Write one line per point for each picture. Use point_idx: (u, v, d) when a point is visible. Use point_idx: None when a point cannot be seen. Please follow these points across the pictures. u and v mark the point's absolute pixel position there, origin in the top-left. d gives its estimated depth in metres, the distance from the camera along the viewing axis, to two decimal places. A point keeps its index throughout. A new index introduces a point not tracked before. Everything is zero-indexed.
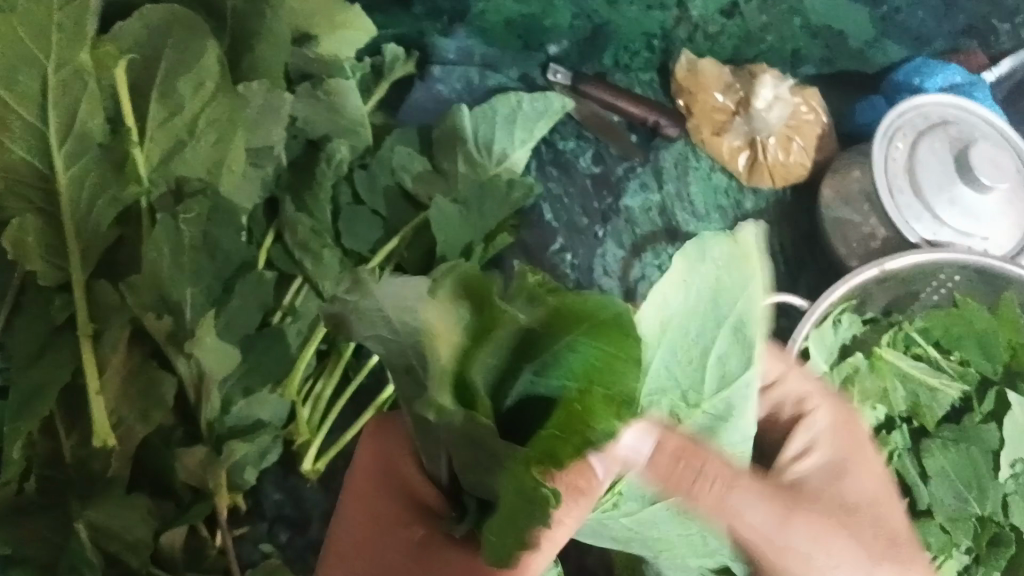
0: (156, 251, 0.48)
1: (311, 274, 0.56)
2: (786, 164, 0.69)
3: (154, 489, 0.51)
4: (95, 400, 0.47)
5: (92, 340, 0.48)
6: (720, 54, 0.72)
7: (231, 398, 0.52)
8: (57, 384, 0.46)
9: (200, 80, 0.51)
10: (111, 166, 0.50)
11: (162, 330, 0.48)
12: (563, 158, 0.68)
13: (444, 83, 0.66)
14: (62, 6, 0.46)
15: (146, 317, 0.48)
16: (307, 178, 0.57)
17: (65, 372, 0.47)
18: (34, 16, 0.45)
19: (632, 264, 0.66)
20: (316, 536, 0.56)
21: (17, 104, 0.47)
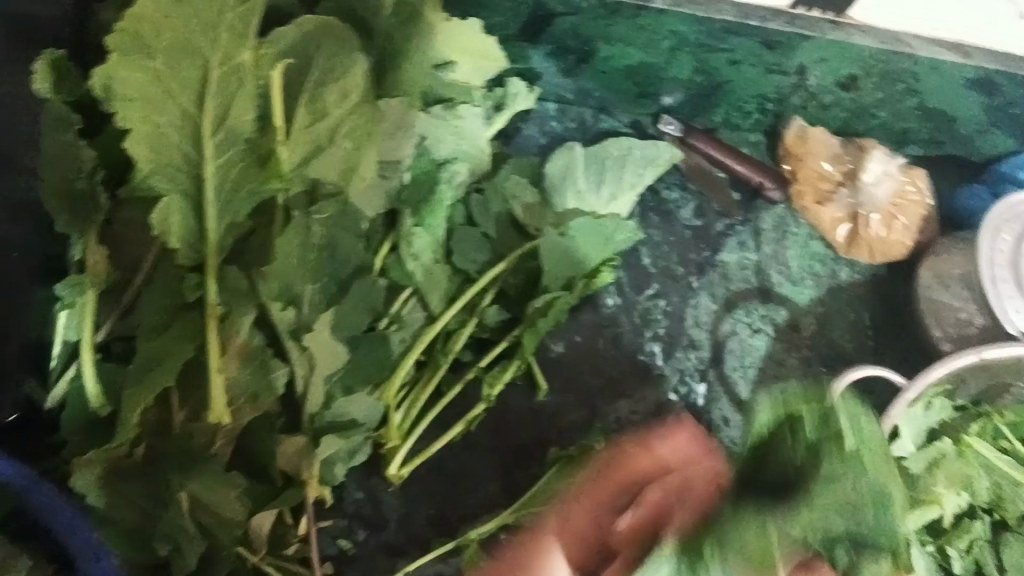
0: (286, 246, 0.50)
1: (420, 286, 0.58)
2: (886, 241, 0.69)
3: (249, 470, 0.53)
4: (215, 379, 0.50)
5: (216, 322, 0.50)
6: (831, 124, 0.72)
7: (333, 394, 0.54)
8: (178, 358, 0.49)
9: (346, 90, 0.53)
10: (256, 160, 0.52)
11: (284, 321, 0.51)
12: (666, 206, 0.69)
13: (558, 121, 0.70)
14: (234, 7, 0.49)
15: (274, 308, 0.51)
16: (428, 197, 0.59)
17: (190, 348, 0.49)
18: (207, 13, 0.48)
19: (724, 319, 0.67)
20: (389, 537, 0.58)
21: (178, 91, 0.49)
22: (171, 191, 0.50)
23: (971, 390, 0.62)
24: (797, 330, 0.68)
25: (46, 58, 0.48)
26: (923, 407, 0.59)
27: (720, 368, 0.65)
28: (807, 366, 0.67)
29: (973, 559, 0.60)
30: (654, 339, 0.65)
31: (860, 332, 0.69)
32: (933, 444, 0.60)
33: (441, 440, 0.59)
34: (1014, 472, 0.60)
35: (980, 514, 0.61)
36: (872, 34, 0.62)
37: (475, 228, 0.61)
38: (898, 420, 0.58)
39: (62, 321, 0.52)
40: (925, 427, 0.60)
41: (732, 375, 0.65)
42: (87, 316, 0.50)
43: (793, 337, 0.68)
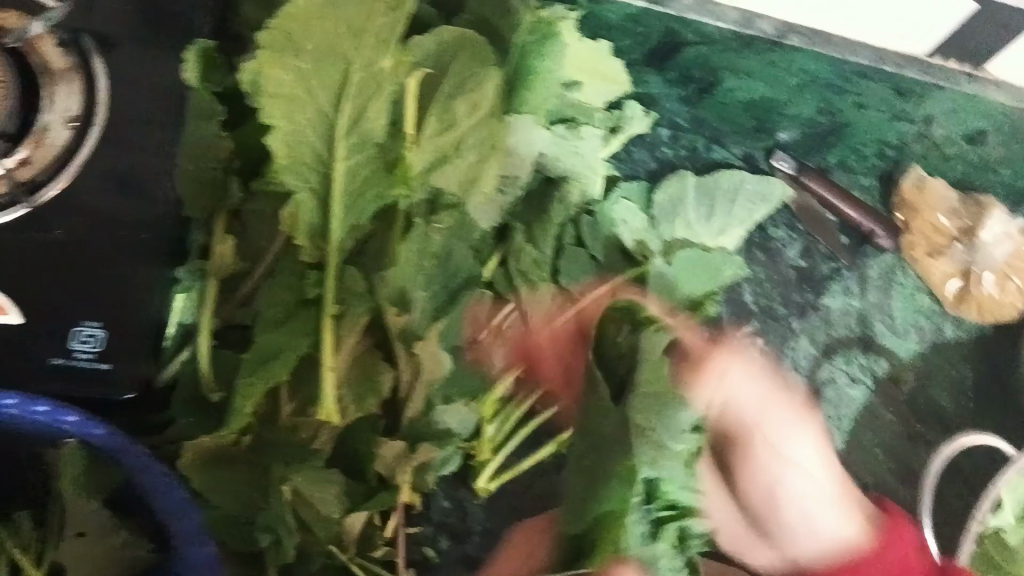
0: (409, 249, 0.52)
1: (524, 301, 0.59)
2: (998, 302, 0.69)
3: (348, 470, 0.54)
4: (327, 376, 0.51)
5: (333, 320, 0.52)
6: (949, 173, 0.69)
7: (432, 403, 0.54)
8: (295, 351, 0.50)
9: (477, 102, 0.54)
10: (382, 164, 0.53)
11: (397, 326, 0.52)
12: (771, 244, 0.67)
13: (669, 147, 0.67)
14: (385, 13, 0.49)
15: (390, 312, 0.51)
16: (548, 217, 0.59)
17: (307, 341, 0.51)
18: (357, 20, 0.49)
19: (823, 365, 0.66)
20: (473, 549, 0.58)
21: (314, 91, 0.49)
22: (300, 188, 0.51)
23: None
24: (896, 384, 0.66)
25: (198, 47, 0.51)
26: None
27: (814, 414, 0.65)
28: (904, 423, 0.66)
29: None
30: None
31: (960, 392, 0.67)
32: None
33: (532, 457, 0.60)
34: None
35: None
36: (993, 89, 0.68)
37: (583, 249, 0.62)
38: None
39: (178, 303, 0.54)
40: None
41: (827, 424, 0.65)
42: (207, 302, 0.52)
43: (892, 391, 0.66)
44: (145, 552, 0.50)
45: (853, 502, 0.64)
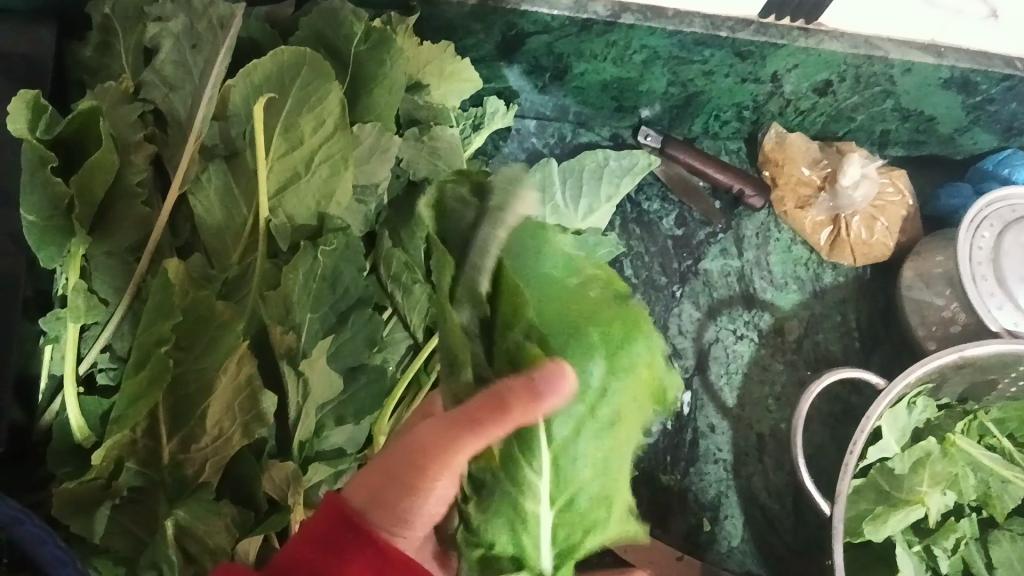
0: (294, 275, 0.53)
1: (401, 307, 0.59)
2: (869, 243, 0.69)
3: (237, 497, 0.54)
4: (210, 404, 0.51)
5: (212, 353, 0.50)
6: (810, 129, 0.73)
7: (323, 423, 0.55)
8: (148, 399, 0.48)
9: (321, 117, 0.54)
10: (243, 192, 0.55)
11: (284, 345, 0.53)
12: (646, 218, 0.70)
13: (537, 138, 0.71)
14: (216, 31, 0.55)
15: (274, 330, 0.53)
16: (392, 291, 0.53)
17: (92, 351, 0.53)
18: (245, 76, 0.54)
19: (707, 326, 0.67)
20: None
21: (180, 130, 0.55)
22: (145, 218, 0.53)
23: (955, 390, 0.59)
24: (782, 335, 0.68)
25: (23, 95, 0.49)
26: (906, 409, 0.56)
27: (703, 375, 0.66)
28: (792, 371, 0.67)
29: (960, 556, 0.58)
30: None
31: (846, 335, 0.69)
32: (916, 444, 0.57)
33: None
34: (1000, 470, 0.58)
35: (967, 511, 0.59)
36: (842, 39, 0.62)
37: None
38: (883, 421, 0.55)
39: (48, 354, 0.53)
40: (910, 426, 0.57)
41: (717, 382, 0.66)
42: (68, 352, 0.51)
43: (778, 342, 0.68)
44: None
45: (757, 459, 0.64)
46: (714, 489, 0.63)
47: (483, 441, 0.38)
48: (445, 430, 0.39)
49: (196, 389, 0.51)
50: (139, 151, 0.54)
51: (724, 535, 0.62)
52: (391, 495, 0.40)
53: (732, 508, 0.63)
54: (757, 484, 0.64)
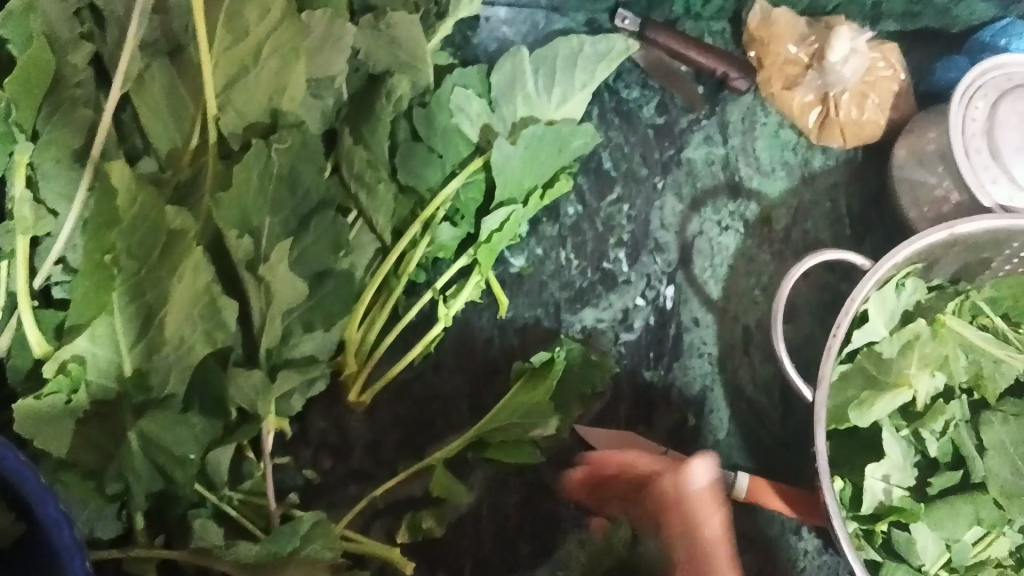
0: (245, 174, 0.50)
1: (365, 208, 0.56)
2: (859, 123, 0.66)
3: (204, 406, 0.52)
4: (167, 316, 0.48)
5: (165, 254, 0.48)
6: (796, 5, 0.69)
7: (291, 331, 0.54)
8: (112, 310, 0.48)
9: (266, 7, 0.51)
10: (191, 92, 0.53)
11: (240, 251, 0.50)
12: (626, 107, 0.66)
13: (509, 25, 0.67)
14: None
15: (230, 236, 0.50)
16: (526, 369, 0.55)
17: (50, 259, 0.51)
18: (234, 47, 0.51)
19: (691, 219, 0.64)
20: (359, 465, 0.57)
21: (118, 27, 0.52)
22: (80, 116, 0.50)
23: (948, 270, 0.57)
24: (770, 225, 0.65)
25: None
26: (894, 290, 0.54)
27: (687, 267, 0.63)
28: (780, 262, 0.65)
29: (949, 440, 0.56)
30: (619, 246, 0.63)
31: (837, 222, 0.66)
32: (907, 325, 0.55)
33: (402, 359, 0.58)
34: (991, 349, 0.56)
35: (959, 394, 0.57)
36: None
37: (420, 143, 0.57)
38: (870, 304, 0.53)
39: (3, 273, 0.51)
40: (900, 309, 0.55)
41: (701, 275, 0.63)
42: (20, 262, 0.50)
43: (766, 233, 0.65)
44: (12, 524, 0.46)
45: (744, 351, 0.62)
46: (699, 383, 0.61)
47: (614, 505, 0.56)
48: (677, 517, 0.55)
49: (155, 296, 0.48)
50: (76, 52, 0.50)
51: (709, 428, 0.60)
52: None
53: (718, 402, 0.60)
54: (744, 377, 0.61)
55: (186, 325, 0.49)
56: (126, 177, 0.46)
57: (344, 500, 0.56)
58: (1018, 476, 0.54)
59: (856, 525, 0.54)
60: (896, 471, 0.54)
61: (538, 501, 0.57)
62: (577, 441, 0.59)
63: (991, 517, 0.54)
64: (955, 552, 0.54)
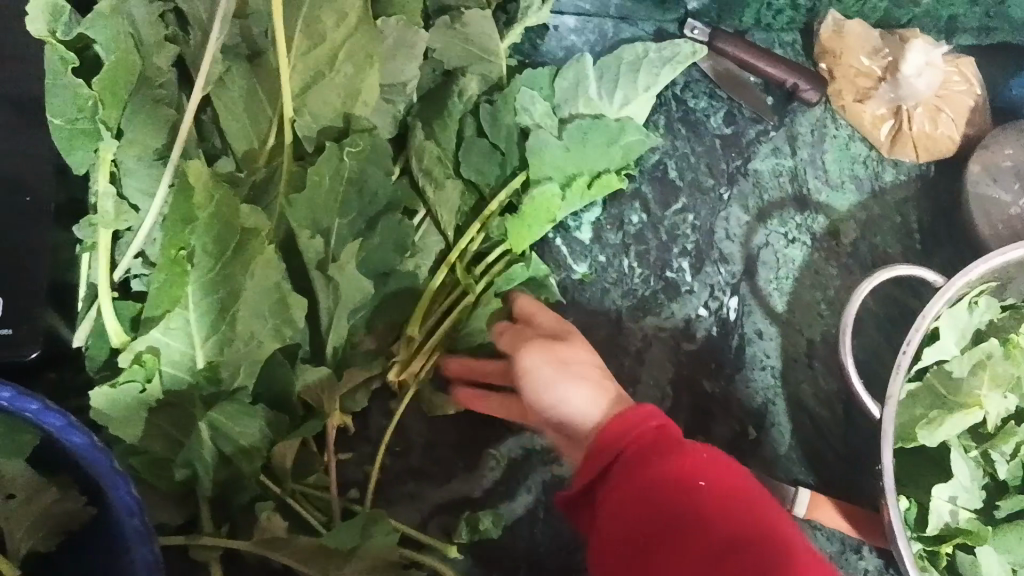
0: (318, 177, 0.51)
1: (431, 202, 0.58)
2: (933, 137, 0.65)
3: (272, 400, 0.53)
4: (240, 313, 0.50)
5: (238, 249, 0.50)
6: (869, 17, 0.68)
7: (355, 327, 0.55)
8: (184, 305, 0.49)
9: (343, 13, 0.52)
10: (267, 95, 0.54)
11: (313, 250, 0.52)
12: (693, 116, 0.65)
13: (577, 34, 0.67)
14: None
15: (303, 235, 0.52)
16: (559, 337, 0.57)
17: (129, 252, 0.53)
18: (312, 52, 0.53)
19: (756, 230, 0.64)
20: (417, 463, 0.58)
21: (201, 31, 0.53)
22: (163, 116, 0.52)
23: (1021, 288, 0.55)
24: (837, 238, 0.65)
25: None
26: (967, 307, 0.53)
27: (750, 280, 0.63)
28: (847, 276, 0.64)
29: (1020, 463, 0.54)
30: (683, 255, 0.63)
31: (906, 237, 0.65)
32: (977, 347, 0.54)
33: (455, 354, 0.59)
34: None
35: None
36: None
37: (484, 139, 0.58)
38: (942, 320, 0.52)
39: (84, 263, 0.53)
40: (971, 328, 0.54)
41: (766, 287, 0.63)
42: (100, 254, 0.51)
43: (832, 247, 0.64)
44: (81, 507, 0.47)
45: (806, 365, 0.61)
46: (761, 396, 0.60)
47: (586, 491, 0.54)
48: (623, 461, 0.49)
49: (227, 292, 0.50)
50: (162, 54, 0.52)
51: (771, 441, 0.59)
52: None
53: (781, 416, 0.60)
54: (806, 391, 0.61)
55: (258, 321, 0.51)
56: (206, 176, 0.48)
57: (404, 496, 0.57)
58: None
59: (921, 546, 0.52)
60: (963, 493, 0.52)
61: None
62: None
63: None
64: None
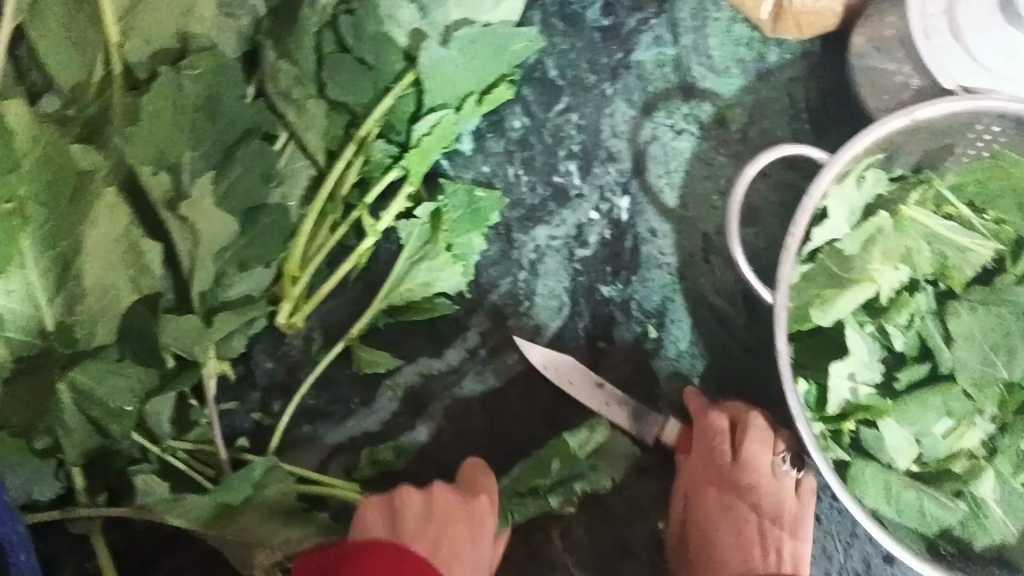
0: (157, 106, 0.47)
1: (295, 126, 0.53)
2: (816, 12, 0.60)
3: (139, 354, 0.49)
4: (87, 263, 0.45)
5: (74, 192, 0.45)
6: None
7: (225, 271, 0.51)
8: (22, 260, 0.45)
9: None
10: (89, 21, 0.49)
11: (159, 187, 0.47)
12: (569, 10, 0.62)
13: None
14: None
15: (143, 172, 0.47)
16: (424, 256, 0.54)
17: None
18: None
19: (643, 124, 0.61)
20: (310, 403, 0.55)
21: None
22: None
23: (910, 159, 0.54)
24: (726, 126, 0.62)
25: None
26: (856, 183, 0.51)
27: (639, 177, 0.60)
28: (738, 164, 0.62)
29: (916, 333, 0.55)
30: (570, 158, 0.60)
31: (794, 118, 0.63)
32: (869, 220, 0.53)
33: (332, 277, 0.56)
34: (957, 237, 0.54)
35: (924, 286, 0.55)
36: None
37: (349, 54, 0.53)
38: (829, 199, 0.51)
39: None
40: (861, 203, 0.53)
41: (657, 183, 0.60)
42: None
43: (722, 135, 0.62)
44: None
45: (703, 259, 0.60)
46: (658, 294, 0.59)
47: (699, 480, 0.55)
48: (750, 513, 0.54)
49: (68, 243, 0.45)
50: None
51: (671, 339, 0.58)
52: (419, 541, 0.49)
53: (680, 312, 0.59)
54: (705, 286, 0.59)
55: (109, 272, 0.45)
56: (25, 116, 0.44)
57: (300, 438, 0.55)
58: (986, 366, 0.53)
59: (823, 426, 0.52)
60: (862, 369, 0.52)
61: (501, 428, 0.56)
62: (535, 363, 0.57)
63: (961, 408, 0.53)
64: (926, 447, 0.54)
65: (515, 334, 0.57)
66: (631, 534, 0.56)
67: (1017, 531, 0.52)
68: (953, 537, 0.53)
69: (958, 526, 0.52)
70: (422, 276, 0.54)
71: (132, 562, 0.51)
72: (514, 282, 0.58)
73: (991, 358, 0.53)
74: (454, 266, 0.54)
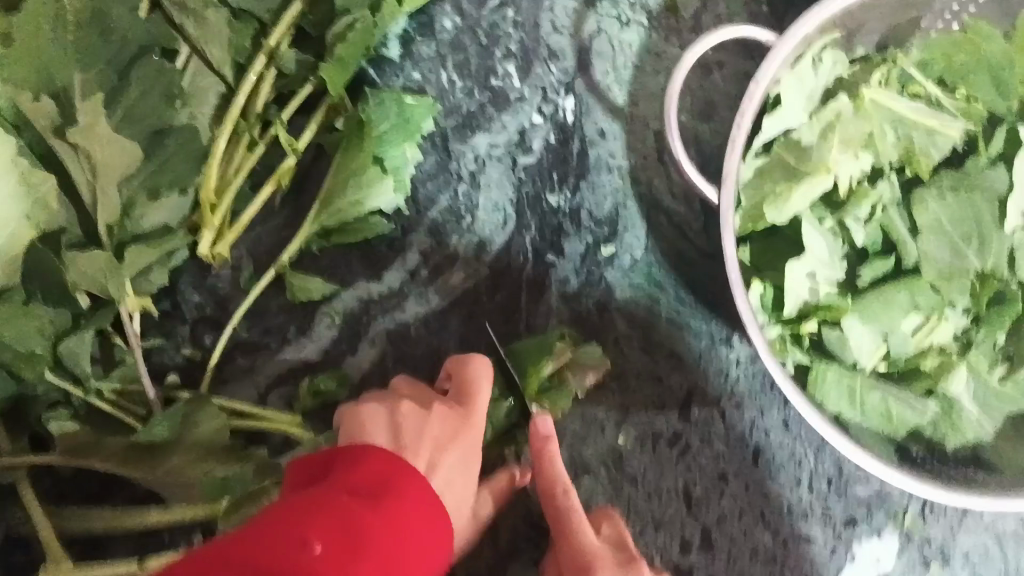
0: (33, 24, 0.42)
1: (195, 40, 0.49)
2: None
3: (47, 296, 0.45)
4: None
5: None
6: None
7: (135, 201, 0.47)
8: None
9: None
10: None
11: (43, 113, 0.43)
12: None
13: None
14: None
15: (25, 97, 0.43)
16: (347, 169, 0.49)
17: None
18: None
19: (587, 17, 0.56)
20: (243, 337, 0.52)
21: None
22: None
23: (873, 36, 0.50)
24: (676, 14, 0.57)
25: None
26: (812, 66, 0.47)
27: (584, 76, 0.56)
28: None
29: (879, 225, 0.51)
30: (507, 58, 0.55)
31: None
32: (828, 105, 0.49)
33: (253, 205, 0.52)
34: (925, 119, 0.50)
35: (888, 173, 0.52)
36: None
37: None
38: (783, 85, 0.46)
39: None
40: (820, 88, 0.49)
41: (604, 81, 0.56)
42: None
43: (672, 23, 0.56)
44: None
45: (657, 161, 0.56)
46: (610, 201, 0.55)
47: (558, 470, 0.49)
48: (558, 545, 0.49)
49: None
50: None
51: (624, 248, 0.55)
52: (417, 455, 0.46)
53: (633, 219, 0.55)
54: (660, 189, 0.55)
55: (2, 206, 0.41)
56: None
57: (236, 374, 0.52)
58: (955, 255, 0.51)
59: (781, 330, 0.50)
60: (822, 268, 0.50)
61: (446, 353, 0.53)
62: (481, 282, 0.54)
63: (928, 303, 0.51)
64: (893, 344, 0.51)
65: (457, 252, 0.54)
66: (588, 449, 0.54)
67: (994, 431, 0.50)
68: (925, 439, 0.51)
69: (929, 427, 0.50)
70: (351, 193, 0.50)
71: (68, 508, 0.49)
72: (454, 196, 0.54)
73: (961, 247, 0.51)
74: (385, 180, 0.50)
